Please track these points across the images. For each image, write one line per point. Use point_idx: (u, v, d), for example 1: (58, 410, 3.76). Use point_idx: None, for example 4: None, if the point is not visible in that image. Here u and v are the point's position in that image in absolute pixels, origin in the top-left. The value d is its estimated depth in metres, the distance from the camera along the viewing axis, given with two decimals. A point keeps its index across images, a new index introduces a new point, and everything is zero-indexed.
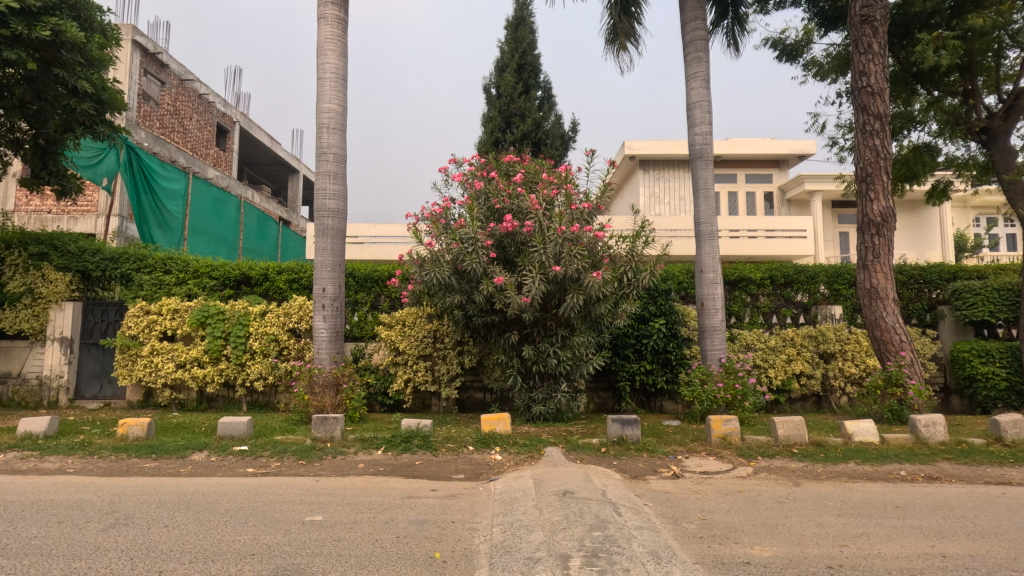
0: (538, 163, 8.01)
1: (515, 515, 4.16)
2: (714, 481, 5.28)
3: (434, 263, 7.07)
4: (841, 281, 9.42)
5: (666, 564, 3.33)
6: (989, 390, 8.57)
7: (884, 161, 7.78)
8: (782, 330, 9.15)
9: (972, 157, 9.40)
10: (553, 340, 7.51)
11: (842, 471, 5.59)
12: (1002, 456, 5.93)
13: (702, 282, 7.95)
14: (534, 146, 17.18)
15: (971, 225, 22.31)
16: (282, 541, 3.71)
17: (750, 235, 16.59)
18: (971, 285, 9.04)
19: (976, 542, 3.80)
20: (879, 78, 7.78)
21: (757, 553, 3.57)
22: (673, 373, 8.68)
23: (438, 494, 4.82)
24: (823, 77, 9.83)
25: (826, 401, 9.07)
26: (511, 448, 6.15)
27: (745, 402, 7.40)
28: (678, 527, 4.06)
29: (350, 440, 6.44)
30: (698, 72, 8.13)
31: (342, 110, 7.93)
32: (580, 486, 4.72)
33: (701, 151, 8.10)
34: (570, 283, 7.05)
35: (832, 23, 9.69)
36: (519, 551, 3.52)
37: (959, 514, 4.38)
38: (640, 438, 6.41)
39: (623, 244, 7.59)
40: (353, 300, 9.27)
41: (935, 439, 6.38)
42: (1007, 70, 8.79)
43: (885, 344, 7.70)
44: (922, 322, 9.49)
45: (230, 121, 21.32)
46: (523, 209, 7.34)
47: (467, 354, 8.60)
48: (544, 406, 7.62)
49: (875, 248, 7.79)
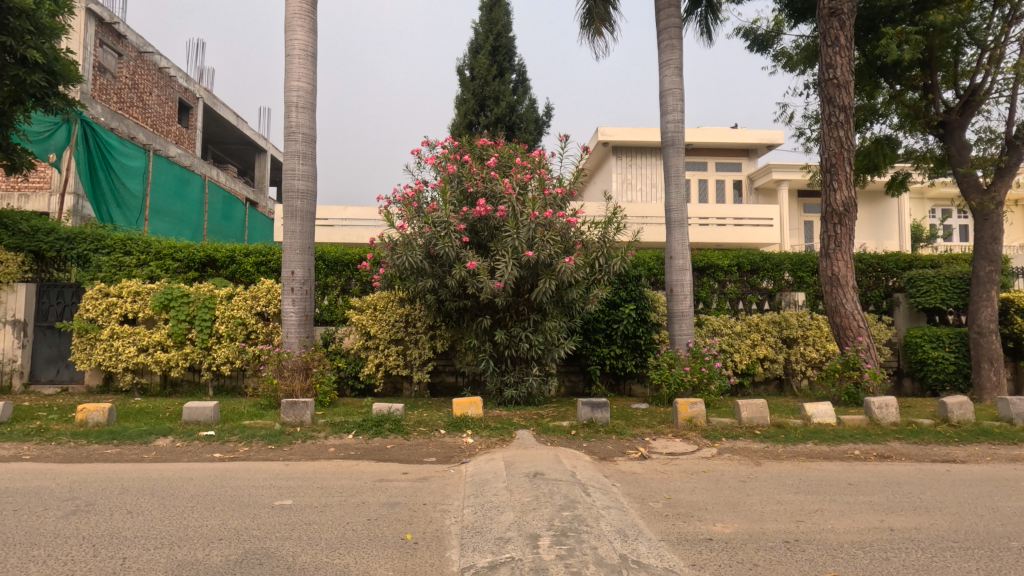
0: (512, 147, 7.99)
1: (486, 496, 4.21)
2: (680, 462, 5.45)
3: (406, 247, 7.05)
4: (805, 269, 9.69)
5: (633, 542, 3.44)
6: (939, 374, 9.02)
7: (848, 152, 8.00)
8: (748, 316, 9.41)
9: (930, 150, 9.70)
10: (525, 324, 7.57)
11: (800, 451, 5.83)
12: (949, 435, 6.27)
13: (672, 268, 8.08)
14: (508, 130, 17.04)
15: (926, 216, 23.15)
16: (251, 526, 3.68)
17: (719, 222, 16.89)
18: (925, 274, 9.43)
19: (921, 516, 4.02)
20: (846, 71, 7.95)
21: (719, 529, 3.72)
22: (642, 358, 8.87)
23: (409, 477, 4.84)
24: (792, 68, 10.00)
25: (788, 384, 9.40)
26: (482, 431, 6.20)
27: (711, 386, 7.61)
28: (644, 506, 4.18)
29: (321, 424, 6.38)
30: (671, 59, 8.17)
31: (311, 88, 7.72)
32: (550, 467, 4.81)
33: (673, 139, 8.18)
34: (543, 269, 7.07)
35: (802, 14, 9.83)
36: (489, 531, 3.57)
37: (908, 490, 4.63)
38: (609, 421, 6.55)
39: (595, 230, 7.65)
40: (324, 283, 9.13)
41: (887, 420, 6.69)
42: (964, 67, 9.05)
43: (844, 329, 7.98)
44: (879, 308, 9.86)
45: (192, 97, 20.53)
46: (496, 193, 7.32)
47: (440, 338, 8.60)
48: (515, 390, 7.69)
49: (837, 237, 8.03)
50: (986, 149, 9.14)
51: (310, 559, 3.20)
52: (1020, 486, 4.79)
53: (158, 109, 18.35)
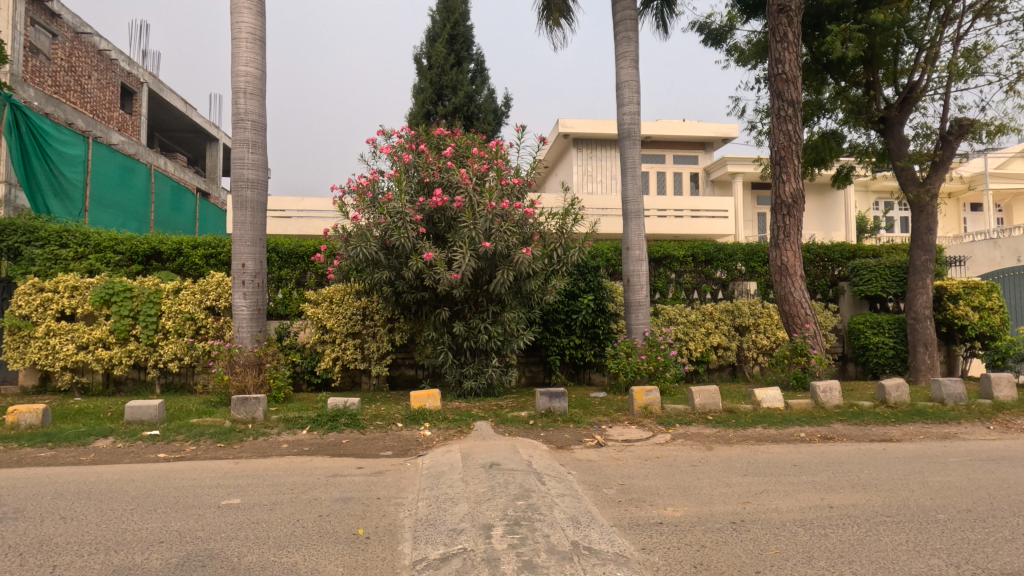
0: (470, 138, 7.91)
1: (441, 488, 4.19)
2: (635, 448, 5.56)
3: (360, 238, 6.92)
4: (757, 259, 9.97)
5: (585, 528, 3.48)
6: (879, 358, 9.48)
7: (796, 146, 8.26)
8: (702, 305, 9.66)
9: (871, 144, 10.11)
10: (484, 316, 7.55)
11: (750, 435, 6.04)
12: (887, 416, 6.61)
13: (629, 259, 8.19)
14: (466, 120, 16.89)
15: (871, 208, 24.22)
16: (195, 527, 3.55)
17: (677, 214, 17.26)
18: (867, 263, 9.88)
19: (859, 494, 4.22)
20: (793, 66, 8.19)
21: (669, 513, 3.81)
22: (600, 347, 8.98)
23: (364, 472, 4.77)
24: (744, 63, 10.24)
25: (740, 370, 9.71)
26: (440, 424, 6.17)
27: (666, 373, 7.80)
28: (598, 493, 4.24)
29: (273, 420, 6.22)
30: (627, 51, 8.24)
31: (260, 74, 7.44)
32: (506, 457, 4.83)
33: (629, 131, 8.26)
34: (500, 260, 7.04)
35: (754, 10, 10.07)
36: (443, 523, 3.56)
37: (848, 469, 4.86)
38: (566, 410, 6.61)
39: (553, 222, 7.66)
40: (277, 276, 8.84)
41: (831, 403, 6.98)
42: (903, 65, 9.42)
43: (792, 317, 8.27)
44: (826, 296, 10.27)
45: (136, 82, 19.51)
46: (453, 183, 7.25)
47: (398, 331, 8.51)
48: (475, 381, 7.67)
49: (786, 228, 8.29)
50: (922, 144, 9.60)
51: (256, 559, 3.11)
52: (948, 462, 5.09)
53: (98, 93, 17.35)
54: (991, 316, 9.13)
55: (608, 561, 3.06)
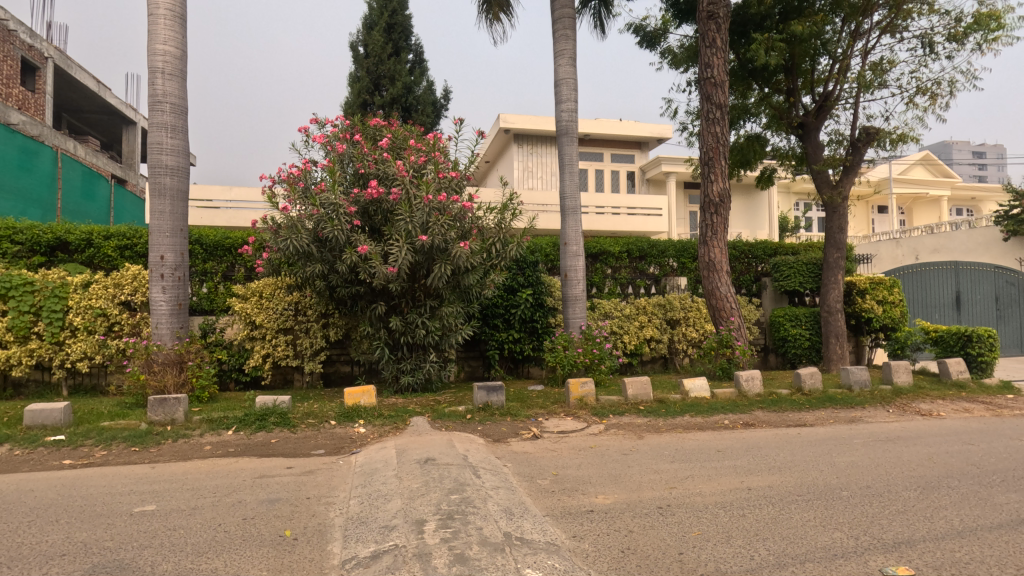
0: (407, 129, 7.77)
1: (374, 486, 4.12)
2: (569, 439, 5.67)
3: (291, 230, 6.68)
4: (687, 255, 10.39)
5: (518, 519, 3.53)
6: (797, 348, 10.13)
7: (723, 147, 8.67)
8: (636, 300, 9.98)
9: (791, 148, 10.75)
10: (422, 311, 7.46)
11: (678, 423, 6.31)
12: (802, 402, 7.10)
13: (566, 255, 8.30)
14: (404, 111, 16.59)
15: (792, 209, 25.80)
16: (103, 537, 3.31)
17: (614, 211, 17.71)
18: (787, 260, 10.52)
19: (774, 476, 4.50)
20: (721, 71, 8.57)
21: (600, 501, 3.92)
22: (539, 341, 9.08)
23: (293, 472, 4.61)
24: (676, 66, 10.62)
25: (672, 362, 10.11)
26: (375, 420, 6.05)
27: (602, 365, 8.00)
28: (533, 484, 4.31)
29: (196, 421, 5.88)
30: (565, 49, 8.34)
31: (180, 53, 6.97)
32: (442, 452, 4.80)
33: (567, 128, 8.38)
34: (438, 254, 6.96)
35: (686, 16, 10.46)
36: (374, 521, 3.50)
37: (765, 453, 5.17)
38: (504, 404, 6.64)
39: (492, 216, 7.64)
40: (201, 270, 8.34)
41: (753, 391, 7.39)
42: (819, 75, 10.01)
43: (719, 311, 8.69)
44: (749, 291, 10.88)
45: (40, 57, 17.86)
46: (389, 175, 7.11)
47: (333, 326, 8.28)
48: (412, 377, 7.56)
49: (713, 225, 8.68)
50: (836, 149, 10.29)
51: (171, 567, 2.94)
52: (853, 443, 5.52)
53: None
54: (893, 309, 9.96)
55: (540, 550, 3.12)
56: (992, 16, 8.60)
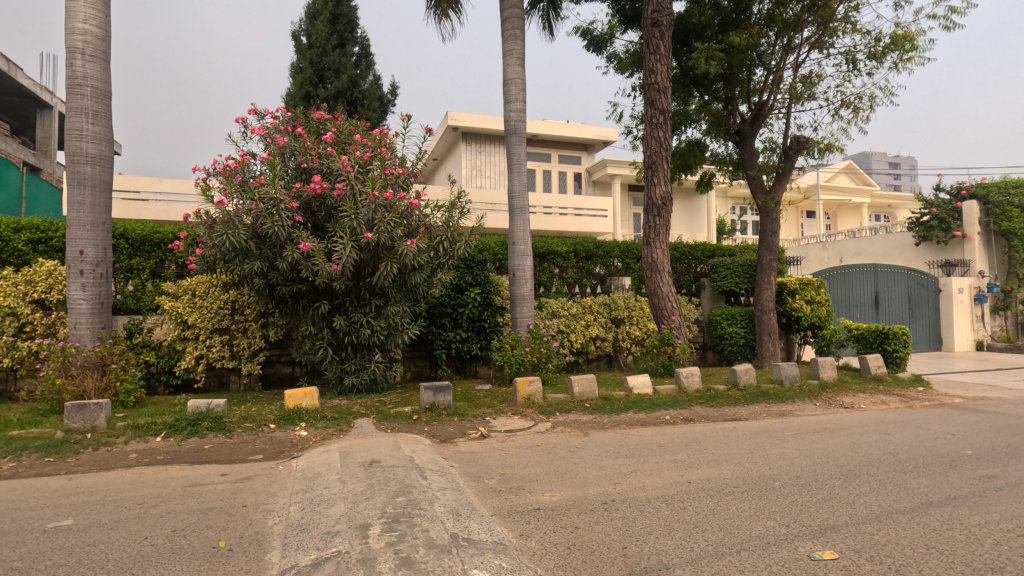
0: (352, 123, 7.56)
1: (316, 490, 3.99)
2: (517, 438, 5.70)
3: (227, 225, 6.37)
4: (631, 256, 10.66)
5: (466, 520, 3.50)
6: (733, 346, 10.59)
7: (666, 151, 8.94)
8: (582, 299, 10.15)
9: (729, 154, 11.22)
10: (367, 310, 7.29)
11: (622, 419, 6.46)
12: (737, 397, 7.44)
13: (514, 254, 8.32)
14: (349, 105, 16.17)
15: (729, 212, 26.96)
16: (11, 557, 3.04)
17: (561, 212, 17.94)
18: (724, 261, 11.01)
19: (712, 468, 4.69)
20: (664, 77, 8.84)
21: (546, 499, 3.96)
22: (487, 340, 9.07)
23: (229, 479, 4.39)
24: (622, 70, 10.87)
25: (616, 360, 10.35)
26: (318, 423, 5.86)
27: (549, 364, 8.08)
28: (480, 484, 4.29)
29: (120, 427, 5.50)
30: (514, 50, 8.36)
31: (103, 34, 6.49)
32: (387, 454, 4.71)
33: (515, 128, 8.41)
34: (383, 252, 6.82)
35: (631, 22, 10.73)
36: (316, 527, 3.38)
37: (704, 447, 5.38)
38: (451, 403, 6.59)
39: (439, 215, 7.55)
40: (126, 266, 7.78)
41: (692, 387, 7.66)
42: (755, 85, 10.50)
43: (661, 310, 8.96)
44: (689, 291, 11.30)
45: None
46: (333, 170, 6.91)
47: (273, 326, 7.97)
48: (357, 377, 7.37)
49: (656, 227, 8.93)
50: (769, 157, 10.82)
51: None
52: (784, 436, 5.83)
53: None
54: (820, 309, 10.60)
55: (487, 550, 3.11)
56: (907, 37, 9.30)
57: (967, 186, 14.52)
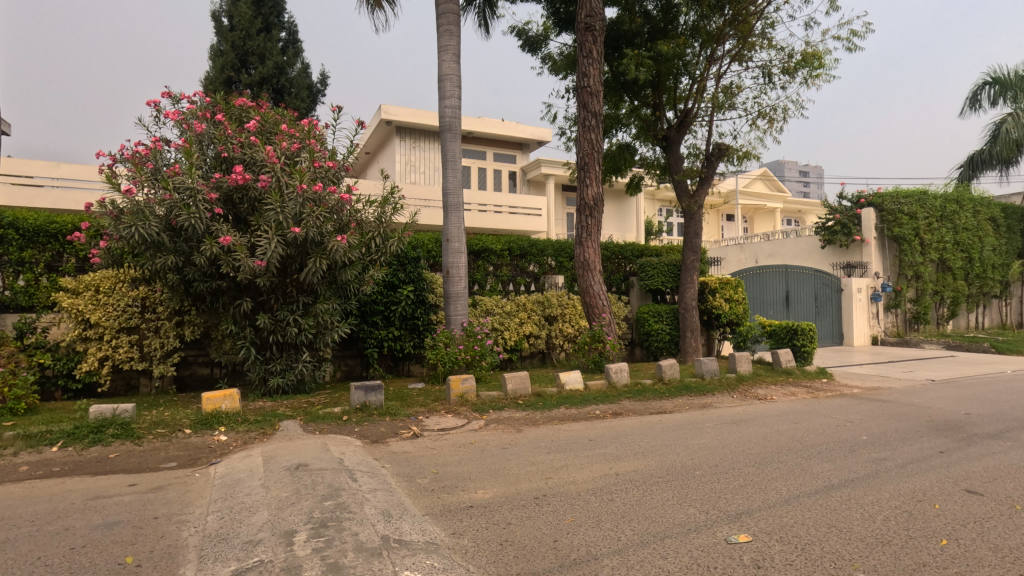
0: (278, 113, 7.22)
1: (236, 498, 3.78)
2: (450, 436, 5.67)
3: (136, 216, 5.92)
4: (565, 254, 10.84)
5: (397, 521, 3.45)
6: (659, 342, 11.07)
7: (598, 154, 9.17)
8: (516, 297, 10.24)
9: (656, 158, 11.67)
10: (293, 308, 6.99)
11: (554, 415, 6.59)
12: (663, 391, 7.79)
13: (448, 251, 8.25)
14: (274, 93, 15.42)
15: (656, 214, 28.06)
16: None
17: (496, 210, 18.00)
18: (652, 261, 11.48)
19: (639, 460, 4.88)
20: (597, 81, 9.07)
21: (479, 496, 3.97)
22: (420, 339, 8.95)
23: (137, 489, 4.08)
24: (556, 72, 11.05)
25: (549, 357, 10.53)
26: (239, 427, 5.56)
27: (482, 362, 8.10)
28: (412, 484, 4.23)
29: (8, 438, 4.97)
30: (449, 45, 8.29)
31: None
32: (315, 457, 4.54)
33: (450, 124, 8.33)
34: (312, 247, 6.57)
35: (565, 25, 10.92)
36: (237, 536, 3.21)
37: (631, 439, 5.59)
38: (383, 403, 6.45)
39: (371, 210, 7.37)
40: (16, 259, 7.02)
41: (621, 381, 7.93)
42: (681, 92, 10.96)
43: (592, 308, 9.19)
44: (619, 289, 11.68)
45: None
46: (257, 160, 6.57)
47: (189, 325, 7.48)
48: (282, 378, 7.05)
49: (588, 227, 9.15)
50: (694, 162, 11.36)
51: None
52: (705, 427, 6.16)
53: None
54: (737, 307, 11.27)
55: (418, 551, 3.07)
56: (815, 56, 10.05)
57: (866, 195, 15.85)
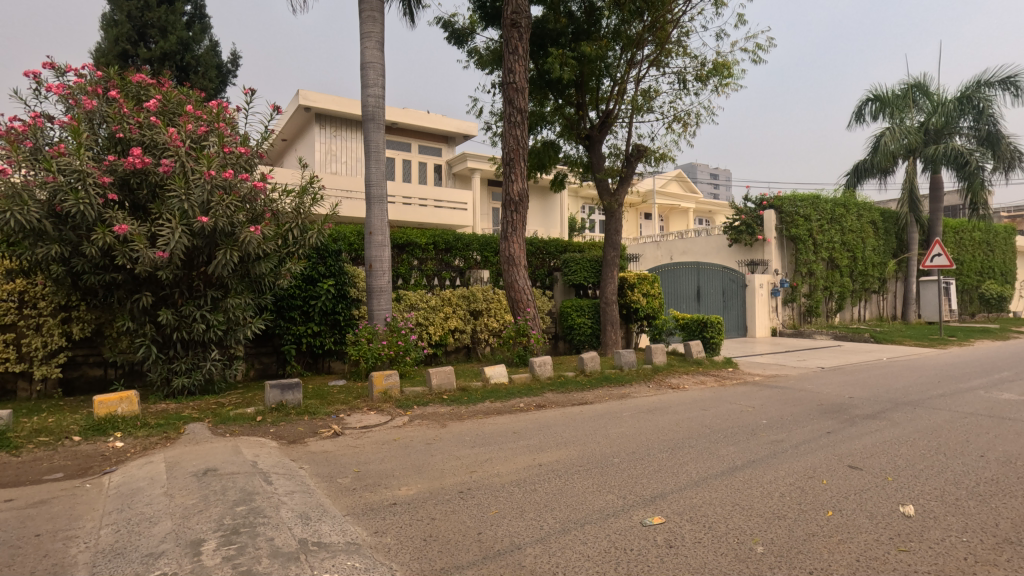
0: (183, 92, 6.69)
1: (135, 508, 3.49)
2: (372, 434, 5.54)
3: (12, 200, 5.30)
4: (490, 249, 10.88)
5: (316, 523, 3.33)
6: (581, 335, 11.38)
7: (523, 150, 9.26)
8: (441, 291, 10.16)
9: (579, 157, 11.95)
10: (200, 302, 6.52)
11: (479, 409, 6.62)
12: (584, 382, 8.06)
13: (371, 244, 8.03)
14: (178, 70, 14.28)
15: (579, 211, 28.79)
16: None
17: (421, 203, 17.73)
18: (575, 257, 11.78)
19: (561, 450, 5.02)
20: (522, 78, 9.15)
21: (402, 493, 3.91)
22: (341, 334, 8.65)
23: (15, 505, 3.66)
24: (482, 67, 11.03)
25: (474, 351, 10.54)
26: (137, 432, 5.12)
27: (406, 357, 7.98)
28: (332, 484, 4.10)
29: None
30: (372, 32, 8.04)
31: None
32: (225, 461, 4.28)
33: (373, 114, 8.09)
34: (222, 238, 6.16)
35: (491, 20, 10.91)
36: (135, 549, 2.97)
37: (554, 431, 5.72)
38: (301, 402, 6.19)
39: (288, 200, 7.01)
40: None
41: (545, 374, 8.09)
42: (603, 94, 11.29)
43: (517, 302, 9.31)
44: (543, 284, 11.91)
45: None
46: (157, 143, 6.07)
47: (78, 321, 6.80)
48: (188, 378, 6.56)
49: (513, 222, 9.24)
50: (614, 161, 11.76)
51: None
52: (623, 416, 6.44)
53: None
54: (653, 301, 11.84)
55: (338, 553, 2.98)
56: (725, 65, 10.70)
57: (768, 197, 17.13)
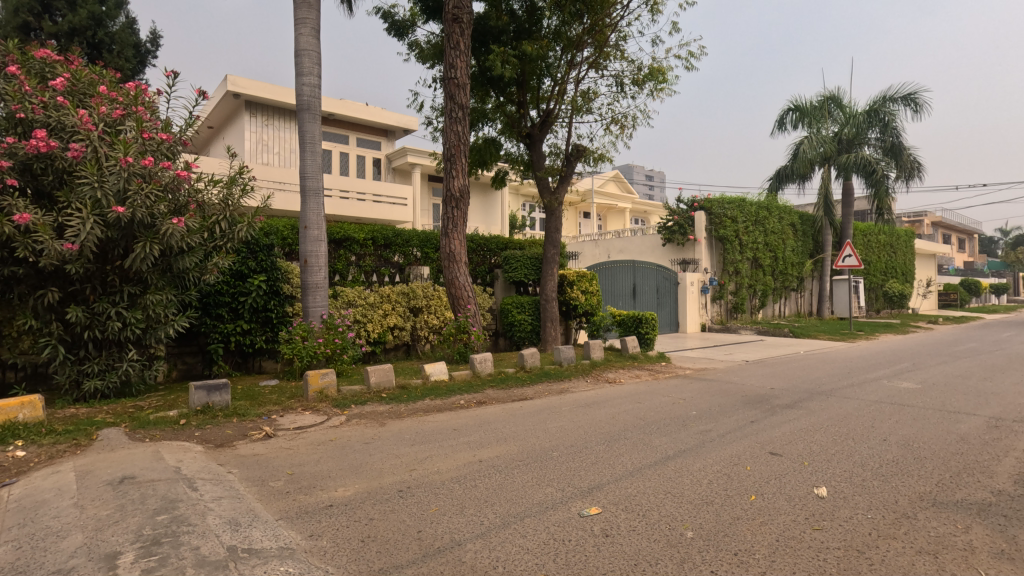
0: (95, 72, 6.20)
1: (40, 522, 3.21)
2: (307, 435, 5.36)
3: None
4: (430, 246, 10.77)
5: (246, 529, 3.19)
6: (522, 332, 11.47)
7: (464, 146, 9.21)
8: (380, 288, 9.94)
9: (520, 155, 12.02)
10: (116, 299, 6.06)
11: (419, 407, 6.54)
12: (524, 378, 8.14)
13: (306, 239, 7.74)
14: (89, 47, 13.17)
15: (520, 209, 28.97)
16: None
17: (359, 197, 17.27)
18: (515, 254, 11.87)
19: (501, 446, 5.05)
20: (464, 74, 9.09)
21: (339, 494, 3.81)
22: (273, 332, 8.29)
23: None
24: (423, 60, 10.87)
25: (413, 349, 10.39)
26: (42, 439, 4.70)
27: (344, 355, 7.76)
28: (263, 488, 3.93)
29: None
30: (307, 18, 7.74)
31: None
32: (145, 468, 4.01)
33: (308, 104, 7.79)
34: (140, 230, 5.75)
35: (432, 13, 10.77)
36: (41, 567, 2.73)
37: (495, 427, 5.75)
38: (229, 404, 5.90)
39: (215, 190, 6.60)
40: None
41: (485, 371, 8.11)
42: (544, 93, 11.41)
43: (457, 299, 9.26)
44: (484, 281, 11.92)
45: None
46: (65, 126, 5.59)
47: None
48: (101, 381, 6.07)
49: (454, 219, 9.18)
50: (554, 160, 11.92)
51: None
52: (562, 411, 6.55)
53: None
54: (592, 298, 12.11)
55: (271, 559, 2.87)
56: (660, 71, 11.09)
57: (699, 199, 17.91)
